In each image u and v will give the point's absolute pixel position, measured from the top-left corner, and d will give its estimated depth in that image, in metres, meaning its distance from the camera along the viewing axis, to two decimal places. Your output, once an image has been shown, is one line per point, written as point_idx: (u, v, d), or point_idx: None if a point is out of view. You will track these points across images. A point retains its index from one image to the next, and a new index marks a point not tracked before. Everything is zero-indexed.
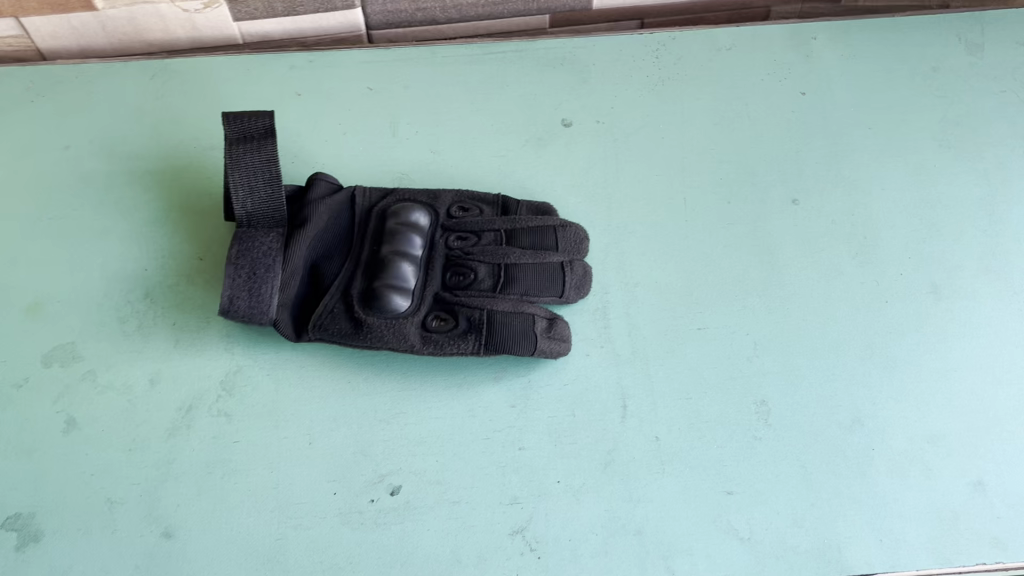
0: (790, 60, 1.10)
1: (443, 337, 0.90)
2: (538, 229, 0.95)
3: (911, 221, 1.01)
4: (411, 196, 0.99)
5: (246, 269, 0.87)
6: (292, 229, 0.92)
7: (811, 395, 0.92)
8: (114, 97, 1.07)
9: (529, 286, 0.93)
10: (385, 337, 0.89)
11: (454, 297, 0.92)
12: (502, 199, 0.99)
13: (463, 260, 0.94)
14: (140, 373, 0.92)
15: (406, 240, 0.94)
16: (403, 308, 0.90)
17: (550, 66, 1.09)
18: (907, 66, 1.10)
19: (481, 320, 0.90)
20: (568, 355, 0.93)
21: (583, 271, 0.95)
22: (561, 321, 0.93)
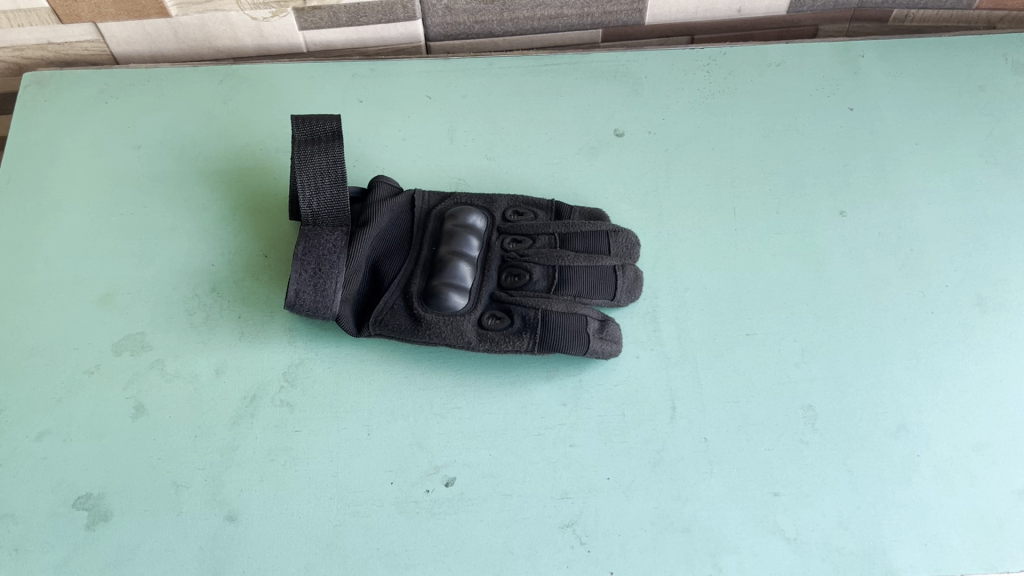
0: (838, 77, 1.13)
1: (499, 335, 0.93)
2: (591, 233, 0.98)
3: (958, 234, 1.02)
4: (468, 201, 1.02)
5: (312, 264, 0.90)
6: (355, 229, 0.96)
7: (857, 402, 0.93)
8: (184, 101, 1.11)
9: (582, 289, 0.96)
10: (444, 333, 0.92)
11: (510, 297, 0.95)
12: (556, 204, 1.02)
13: (518, 262, 0.97)
14: (206, 363, 0.95)
15: (464, 241, 0.97)
16: (460, 306, 0.94)
17: (603, 78, 1.13)
18: (954, 84, 1.12)
19: (536, 319, 0.93)
20: (618, 356, 0.95)
21: (635, 275, 0.98)
22: (612, 323, 0.95)
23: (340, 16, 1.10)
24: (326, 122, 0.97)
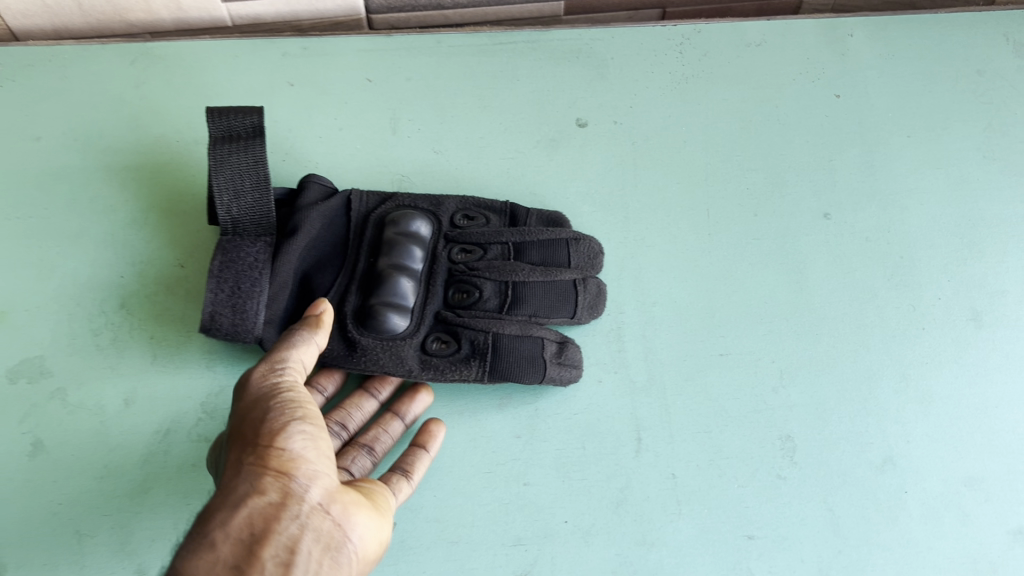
0: (823, 59, 1.03)
1: (444, 361, 0.82)
2: (549, 242, 0.87)
3: (952, 240, 0.93)
4: (412, 203, 0.91)
5: (231, 283, 0.78)
6: (282, 237, 0.84)
7: (841, 431, 0.85)
8: (91, 84, 0.98)
9: (538, 307, 0.85)
10: (381, 360, 0.81)
11: (457, 317, 0.85)
12: (510, 207, 0.91)
13: (467, 276, 0.87)
14: (115, 392, 0.84)
15: (405, 252, 0.86)
16: (401, 328, 0.83)
17: (565, 59, 1.02)
18: (950, 68, 1.02)
19: (486, 344, 0.83)
20: (578, 382, 0.86)
21: (598, 289, 0.88)
22: (572, 344, 0.86)
23: None
24: (247, 118, 0.84)
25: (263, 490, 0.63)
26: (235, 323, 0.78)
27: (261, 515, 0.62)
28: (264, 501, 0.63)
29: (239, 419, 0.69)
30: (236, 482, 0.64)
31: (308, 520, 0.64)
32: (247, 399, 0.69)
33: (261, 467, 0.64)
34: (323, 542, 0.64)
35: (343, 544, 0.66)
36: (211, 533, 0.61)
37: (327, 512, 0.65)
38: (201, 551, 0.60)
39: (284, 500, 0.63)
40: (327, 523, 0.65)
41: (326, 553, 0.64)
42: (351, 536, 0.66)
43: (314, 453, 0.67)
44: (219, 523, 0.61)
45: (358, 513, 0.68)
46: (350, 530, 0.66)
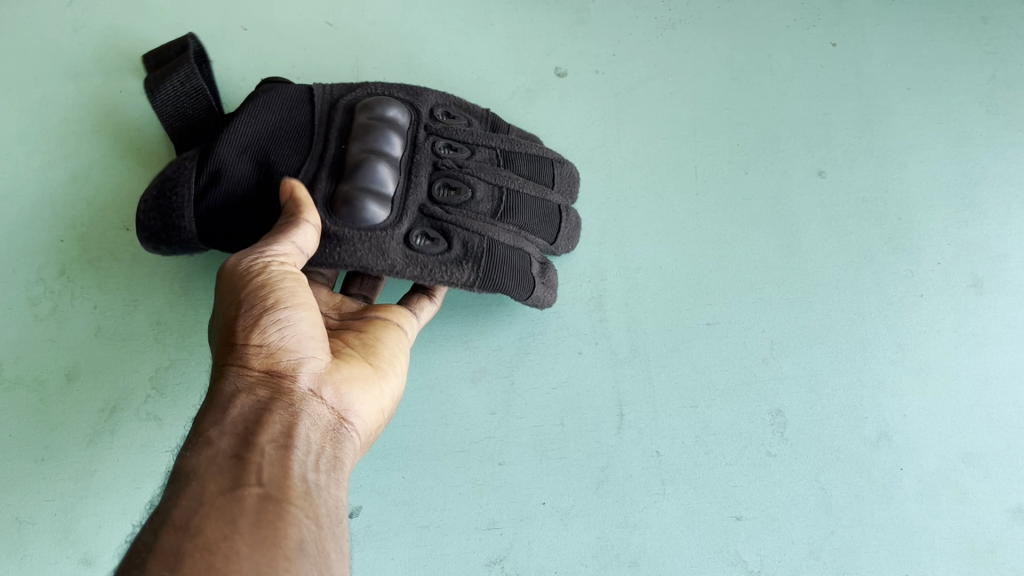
0: (818, 4, 0.97)
1: (431, 260, 0.71)
2: (536, 158, 0.80)
3: (952, 200, 0.88)
4: (386, 92, 0.78)
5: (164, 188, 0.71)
6: (223, 136, 0.72)
7: (833, 405, 0.80)
8: (22, 28, 0.90)
9: (528, 221, 0.77)
10: (361, 252, 0.69)
11: (445, 214, 0.73)
12: (491, 117, 0.83)
13: (457, 173, 0.75)
14: (55, 367, 0.78)
15: (382, 138, 0.74)
16: (381, 219, 0.70)
17: (543, 2, 0.95)
18: (952, 15, 0.97)
19: (480, 249, 0.73)
20: (552, 304, 0.81)
21: (575, 222, 0.82)
22: (551, 268, 0.80)
23: None
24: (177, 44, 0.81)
25: (247, 386, 0.55)
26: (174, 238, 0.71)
27: (252, 408, 0.54)
28: (256, 398, 0.55)
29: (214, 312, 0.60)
30: (215, 386, 0.55)
31: (303, 407, 0.56)
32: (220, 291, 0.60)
33: (240, 363, 0.56)
34: (322, 426, 0.57)
35: (343, 428, 0.59)
36: (204, 431, 0.52)
37: (322, 398, 0.58)
38: (197, 446, 0.50)
39: (273, 393, 0.56)
40: (324, 409, 0.58)
41: (328, 437, 0.57)
42: (348, 416, 0.60)
43: (296, 338, 0.58)
44: (212, 421, 0.53)
45: (355, 391, 0.61)
46: (349, 412, 0.60)
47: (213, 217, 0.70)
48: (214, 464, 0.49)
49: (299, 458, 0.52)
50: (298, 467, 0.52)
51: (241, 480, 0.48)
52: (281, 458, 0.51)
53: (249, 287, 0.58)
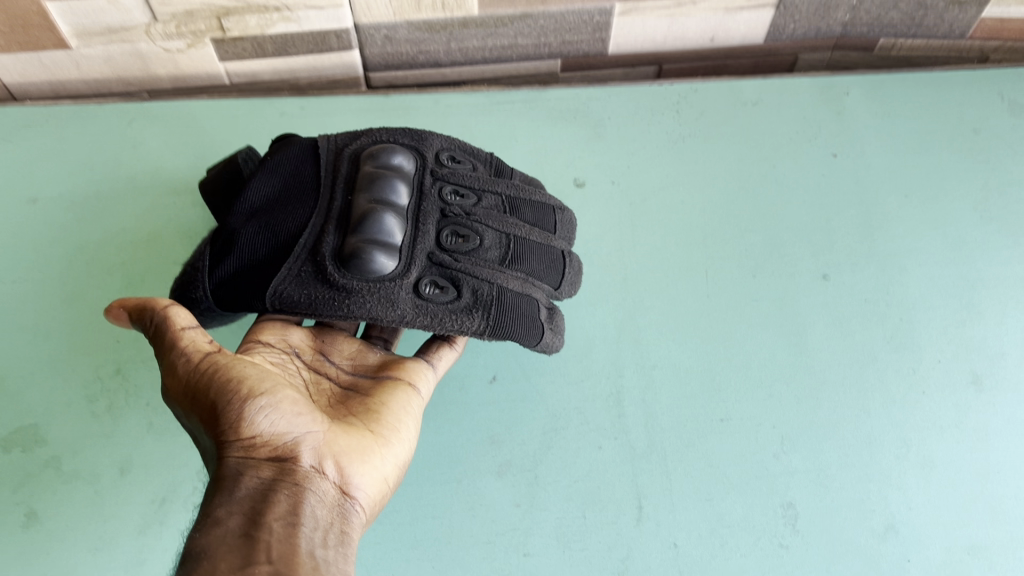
0: (820, 117, 1.05)
1: (439, 308, 0.74)
2: (541, 205, 0.84)
3: (950, 301, 0.93)
4: (392, 141, 0.84)
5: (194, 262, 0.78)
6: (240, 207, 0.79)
7: (842, 498, 0.84)
8: (88, 145, 0.99)
9: (535, 268, 0.79)
10: (369, 303, 0.72)
11: (453, 262, 0.76)
12: (494, 161, 0.87)
13: (464, 221, 0.79)
14: (110, 461, 0.84)
15: (388, 187, 0.78)
16: (389, 269, 0.73)
17: (563, 118, 1.04)
18: (945, 127, 1.04)
19: (489, 296, 0.76)
20: (561, 350, 0.82)
21: (579, 269, 0.84)
22: (558, 312, 0.82)
23: (265, 47, 0.98)
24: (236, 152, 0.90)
25: (248, 469, 0.61)
26: (198, 309, 0.77)
27: (255, 488, 0.60)
28: (259, 478, 0.61)
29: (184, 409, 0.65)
30: (219, 469, 0.61)
31: (305, 484, 0.62)
32: (182, 395, 0.65)
33: (238, 446, 0.62)
34: (325, 501, 0.63)
35: (347, 501, 0.65)
36: (213, 510, 0.58)
37: (322, 473, 0.65)
38: (207, 525, 0.57)
39: (274, 473, 0.62)
40: (326, 484, 0.64)
41: (332, 510, 0.63)
42: (349, 487, 0.66)
43: (286, 421, 0.65)
44: (220, 501, 0.59)
45: (356, 462, 0.67)
46: (351, 485, 0.66)
47: (230, 280, 0.75)
48: (223, 542, 0.55)
49: (304, 533, 0.58)
50: (303, 541, 0.57)
51: (252, 556, 0.54)
52: (288, 534, 0.57)
53: (220, 382, 0.64)
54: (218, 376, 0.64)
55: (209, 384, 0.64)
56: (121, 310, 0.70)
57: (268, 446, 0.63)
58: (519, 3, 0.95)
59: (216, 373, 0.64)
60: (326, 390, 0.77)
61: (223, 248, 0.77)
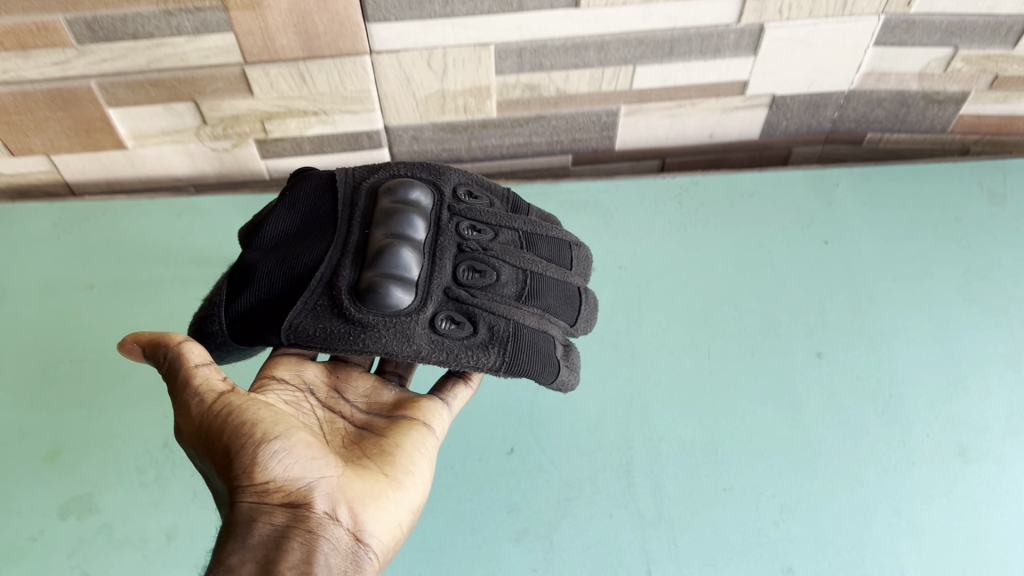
0: (812, 207, 1.13)
1: (456, 344, 0.73)
2: (556, 241, 0.84)
3: (937, 378, 1.00)
4: (410, 175, 0.84)
5: (214, 295, 0.78)
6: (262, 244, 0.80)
7: (838, 564, 0.89)
8: (141, 237, 1.10)
9: (551, 304, 0.79)
10: (386, 338, 0.71)
11: (470, 297, 0.75)
12: (511, 198, 0.88)
13: (481, 255, 0.78)
14: (157, 528, 0.90)
15: (404, 221, 0.77)
16: (405, 304, 0.73)
17: (574, 210, 1.15)
18: (929, 215, 1.12)
19: (505, 332, 0.75)
20: (575, 386, 0.81)
21: (594, 305, 0.84)
22: (574, 349, 0.82)
23: (303, 145, 1.07)
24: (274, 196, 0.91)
25: (259, 516, 0.62)
26: (214, 343, 0.77)
27: (267, 536, 0.62)
28: (272, 526, 0.62)
29: (197, 447, 0.66)
30: (232, 514, 0.63)
31: (319, 530, 0.63)
32: (196, 435, 0.66)
33: (252, 492, 0.63)
34: (339, 548, 0.64)
35: (360, 548, 0.66)
36: (225, 560, 0.60)
37: (336, 519, 0.65)
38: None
39: (287, 519, 0.63)
40: (340, 531, 0.65)
41: (345, 558, 0.64)
42: (364, 533, 0.66)
43: (301, 465, 0.65)
44: (232, 551, 0.60)
45: (371, 508, 0.67)
46: (366, 532, 0.67)
47: (247, 314, 0.76)
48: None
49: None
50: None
51: None
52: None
53: (234, 425, 0.64)
54: (232, 419, 0.65)
55: (221, 426, 0.64)
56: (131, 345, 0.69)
57: (281, 491, 0.64)
58: (534, 106, 1.05)
59: (230, 415, 0.65)
60: (340, 429, 0.76)
61: (242, 283, 0.77)
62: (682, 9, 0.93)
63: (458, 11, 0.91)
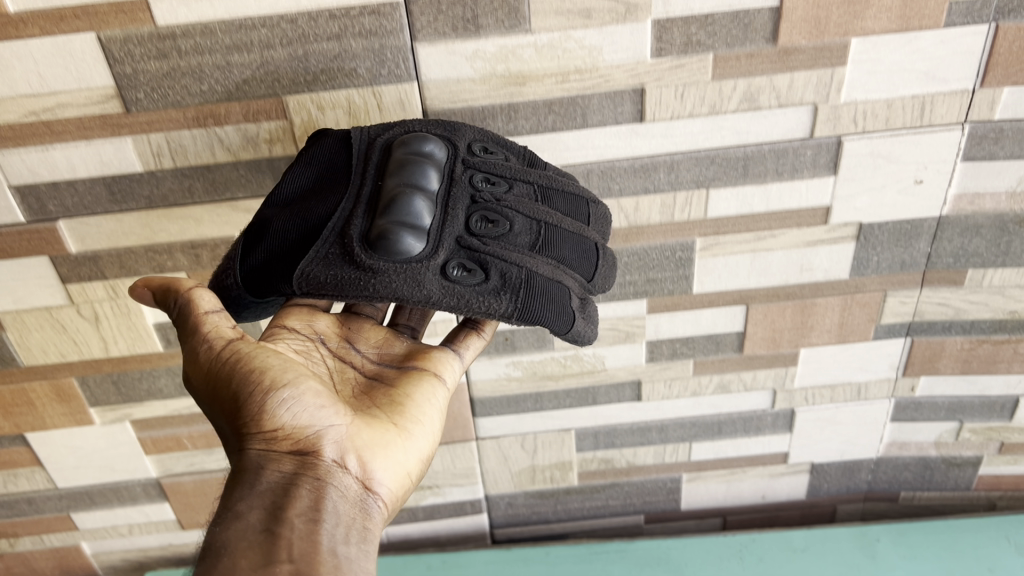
0: (858, 560, 1.29)
1: (468, 290, 0.74)
2: (572, 196, 0.82)
3: None
4: (424, 129, 0.83)
5: (232, 250, 0.79)
6: (276, 207, 0.80)
7: None
8: None
9: (567, 255, 0.78)
10: (397, 284, 0.72)
11: (482, 245, 0.76)
12: (528, 154, 0.86)
13: (495, 205, 0.78)
14: None
15: (418, 171, 0.77)
16: (417, 249, 0.73)
17: (647, 563, 1.32)
18: (965, 566, 1.26)
19: (517, 279, 0.75)
20: (591, 340, 0.82)
21: (611, 262, 0.83)
22: (590, 304, 0.82)
23: (417, 513, 1.36)
24: None
25: (269, 463, 0.70)
26: (233, 298, 0.78)
27: (276, 481, 0.69)
28: (281, 472, 0.70)
29: (208, 392, 0.73)
30: (243, 460, 0.70)
31: (326, 477, 0.71)
32: (205, 380, 0.73)
33: (259, 439, 0.70)
34: (345, 494, 0.71)
35: (367, 496, 0.73)
36: (237, 504, 0.67)
37: (342, 466, 0.72)
38: (232, 518, 0.66)
39: (295, 467, 0.70)
40: (348, 478, 0.72)
41: (353, 503, 0.71)
42: (368, 482, 0.74)
43: (306, 416, 0.72)
44: (244, 495, 0.68)
45: (376, 457, 0.75)
46: (373, 480, 0.74)
47: (259, 266, 0.76)
48: (245, 537, 0.64)
49: (324, 530, 0.66)
50: (324, 538, 0.66)
51: (275, 557, 0.63)
52: (309, 529, 0.66)
53: (240, 374, 0.71)
54: (238, 367, 0.71)
55: (231, 373, 0.71)
56: (144, 291, 0.75)
57: (285, 436, 0.71)
58: (609, 475, 1.34)
59: (234, 364, 0.71)
60: (350, 378, 0.82)
61: (256, 237, 0.78)
62: (725, 400, 1.25)
63: (547, 406, 1.23)
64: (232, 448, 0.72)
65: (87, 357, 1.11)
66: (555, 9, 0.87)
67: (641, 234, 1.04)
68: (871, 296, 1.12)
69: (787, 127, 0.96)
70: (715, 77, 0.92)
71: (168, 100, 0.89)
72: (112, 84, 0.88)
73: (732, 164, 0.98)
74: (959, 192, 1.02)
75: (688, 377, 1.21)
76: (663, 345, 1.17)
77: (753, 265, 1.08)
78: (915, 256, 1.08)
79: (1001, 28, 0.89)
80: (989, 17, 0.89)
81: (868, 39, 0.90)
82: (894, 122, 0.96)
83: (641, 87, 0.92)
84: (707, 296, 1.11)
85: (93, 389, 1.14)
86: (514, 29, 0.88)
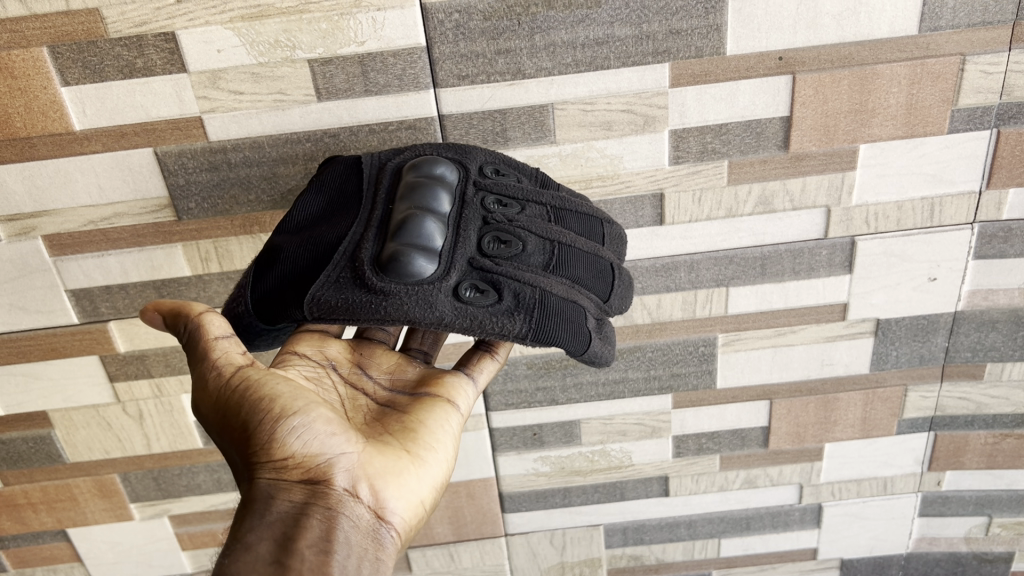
0: None
1: (482, 311, 0.70)
2: (585, 218, 0.80)
3: None
4: (435, 152, 0.84)
5: (245, 277, 0.78)
6: (289, 235, 0.80)
7: None
8: None
9: (581, 274, 0.75)
10: (408, 305, 0.68)
11: (494, 266, 0.72)
12: (541, 176, 0.86)
13: (508, 227, 0.76)
14: None
15: (430, 195, 0.75)
16: (429, 271, 0.70)
17: None
18: None
19: (532, 299, 0.71)
20: (610, 365, 0.78)
21: (628, 285, 0.80)
22: (608, 326, 0.78)
23: None
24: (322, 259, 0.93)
25: (279, 493, 0.63)
26: (245, 326, 0.77)
27: (285, 512, 0.63)
28: (291, 503, 0.63)
29: (218, 422, 0.68)
30: (253, 492, 0.64)
31: (337, 507, 0.64)
32: (214, 408, 0.68)
33: (269, 470, 0.64)
34: (359, 526, 0.64)
35: (381, 526, 0.66)
36: (244, 536, 0.61)
37: (356, 497, 0.65)
38: (239, 552, 0.59)
39: (305, 497, 0.64)
40: (361, 508, 0.65)
41: (366, 536, 0.64)
42: (385, 515, 0.67)
43: (317, 443, 0.66)
44: (252, 527, 0.61)
45: (391, 485, 0.68)
46: (386, 510, 0.67)
47: (270, 293, 0.75)
48: (254, 569, 0.58)
49: (336, 562, 0.60)
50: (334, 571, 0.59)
51: None
52: (319, 561, 0.59)
53: (250, 402, 0.66)
54: (247, 395, 0.66)
55: (240, 401, 0.66)
56: (155, 315, 0.72)
57: (296, 464, 0.65)
58: (638, 571, 1.34)
59: (242, 391, 0.66)
60: (362, 406, 0.77)
61: (268, 264, 0.77)
62: (752, 494, 1.26)
63: (574, 500, 1.25)
64: (243, 480, 0.66)
65: (130, 454, 1.15)
66: (578, 122, 0.93)
67: (664, 330, 1.08)
68: (892, 391, 1.14)
69: (801, 228, 1.01)
70: (731, 181, 0.97)
71: (218, 209, 0.95)
72: (166, 195, 0.94)
73: (750, 264, 1.03)
74: (972, 288, 1.06)
75: (715, 472, 1.23)
76: (689, 440, 1.19)
77: (775, 360, 1.11)
78: (933, 351, 1.11)
79: (1002, 133, 0.94)
80: (991, 123, 0.94)
81: (876, 145, 0.95)
82: (906, 223, 1.00)
83: (661, 192, 0.98)
84: (730, 390, 1.14)
85: (134, 485, 1.18)
86: (540, 141, 0.94)
